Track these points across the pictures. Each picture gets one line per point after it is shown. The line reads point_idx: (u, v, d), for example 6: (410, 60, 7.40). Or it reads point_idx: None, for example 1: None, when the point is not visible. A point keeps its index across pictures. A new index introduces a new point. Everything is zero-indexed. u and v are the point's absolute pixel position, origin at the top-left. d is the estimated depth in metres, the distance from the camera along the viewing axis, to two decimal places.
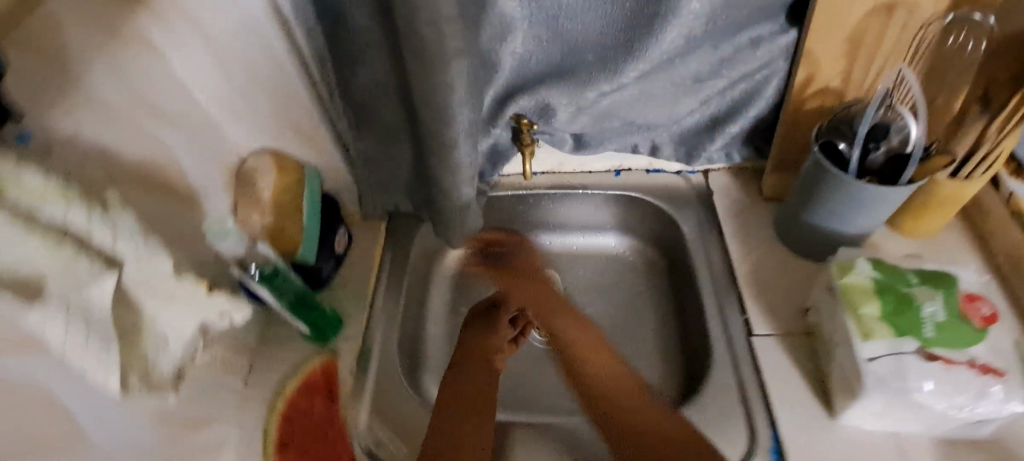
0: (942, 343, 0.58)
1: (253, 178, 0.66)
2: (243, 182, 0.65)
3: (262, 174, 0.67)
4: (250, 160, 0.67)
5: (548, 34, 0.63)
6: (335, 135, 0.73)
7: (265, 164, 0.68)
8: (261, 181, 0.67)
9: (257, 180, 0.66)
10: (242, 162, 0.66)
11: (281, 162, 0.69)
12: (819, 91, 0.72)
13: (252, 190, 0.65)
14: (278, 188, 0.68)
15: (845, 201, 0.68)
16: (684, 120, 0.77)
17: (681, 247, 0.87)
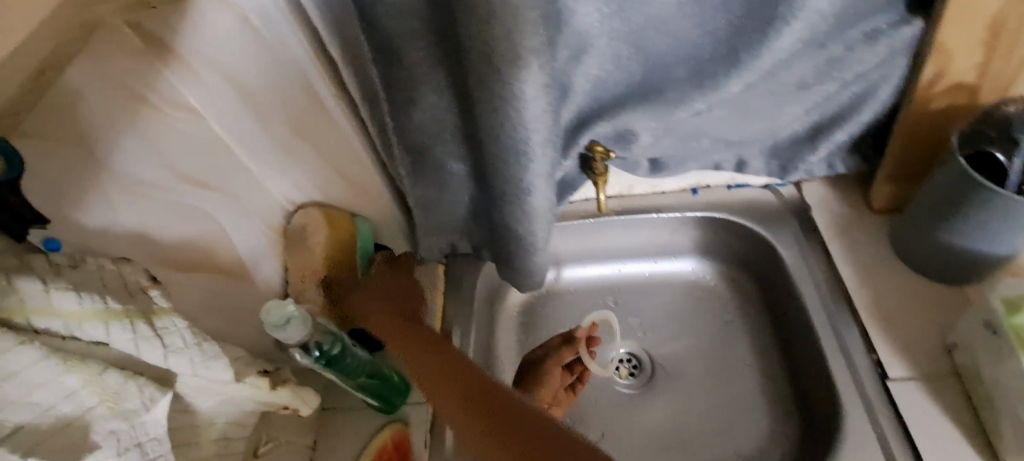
0: None
1: (304, 236, 0.61)
2: (295, 245, 0.61)
3: (312, 232, 0.61)
4: (299, 218, 0.62)
5: (631, 52, 0.55)
6: (386, 176, 0.67)
7: (316, 221, 0.62)
8: (311, 239, 0.61)
9: (307, 240, 0.61)
10: (293, 223, 0.62)
11: (334, 216, 0.64)
12: (948, 88, 0.60)
13: (303, 252, 0.60)
14: (329, 245, 0.62)
15: (996, 219, 0.56)
16: (781, 132, 0.67)
17: (777, 272, 0.76)
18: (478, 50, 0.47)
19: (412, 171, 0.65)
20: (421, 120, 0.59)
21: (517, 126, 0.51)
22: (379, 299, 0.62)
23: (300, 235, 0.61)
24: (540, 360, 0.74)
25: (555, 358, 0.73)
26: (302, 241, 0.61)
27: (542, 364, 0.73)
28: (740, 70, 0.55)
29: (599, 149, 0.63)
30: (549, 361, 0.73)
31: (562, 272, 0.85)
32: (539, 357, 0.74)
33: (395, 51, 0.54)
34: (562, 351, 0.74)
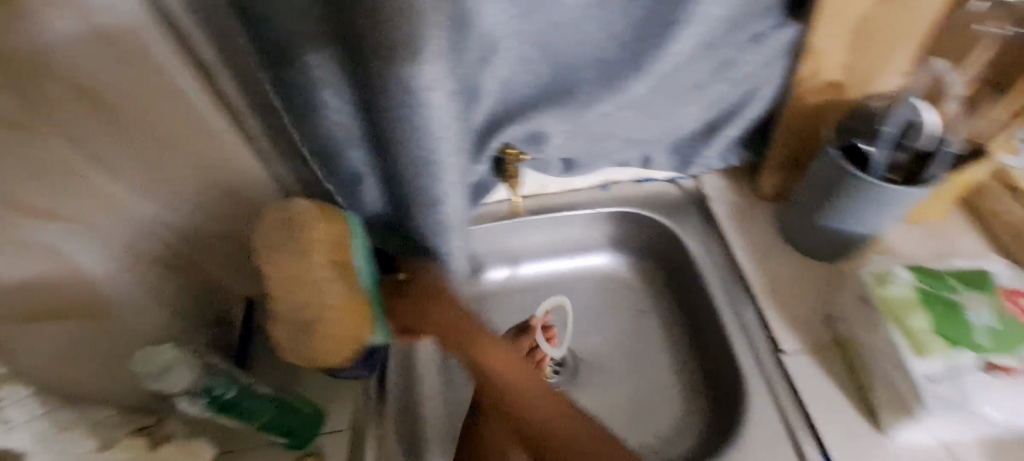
0: (1000, 351, 0.53)
1: (293, 227, 0.50)
2: (282, 248, 0.49)
3: (304, 223, 0.51)
4: (295, 208, 0.52)
5: (538, 54, 0.54)
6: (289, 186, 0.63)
7: (311, 213, 0.52)
8: (302, 235, 0.50)
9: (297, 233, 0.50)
10: (281, 210, 0.52)
11: (327, 210, 0.54)
12: (821, 89, 0.66)
13: (297, 257, 0.49)
14: (325, 242, 0.51)
15: (863, 203, 0.62)
16: (682, 130, 0.70)
17: (682, 259, 0.80)
18: (376, 53, 0.43)
19: (326, 176, 0.60)
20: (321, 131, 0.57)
21: (427, 135, 0.49)
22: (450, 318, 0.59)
23: (290, 233, 0.50)
24: None
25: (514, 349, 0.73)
26: (297, 238, 0.50)
27: None
28: (643, 73, 0.56)
29: (511, 151, 0.62)
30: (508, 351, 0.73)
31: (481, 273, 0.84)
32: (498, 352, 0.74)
33: (289, 46, 0.49)
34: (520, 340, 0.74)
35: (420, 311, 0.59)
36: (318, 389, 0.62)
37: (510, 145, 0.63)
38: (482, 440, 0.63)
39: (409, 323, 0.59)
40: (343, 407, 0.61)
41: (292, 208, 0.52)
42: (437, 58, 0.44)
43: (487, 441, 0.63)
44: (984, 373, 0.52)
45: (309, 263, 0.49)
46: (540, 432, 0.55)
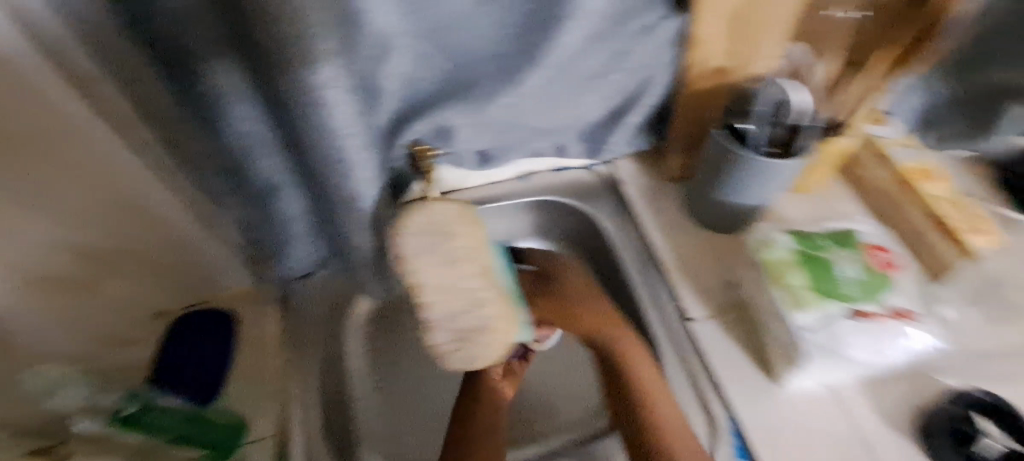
0: (864, 299, 0.60)
1: (437, 234, 0.57)
2: (437, 258, 0.56)
3: (461, 234, 0.58)
4: (438, 215, 0.59)
5: (436, 49, 0.56)
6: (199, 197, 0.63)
7: (453, 219, 0.59)
8: (461, 241, 0.58)
9: (455, 241, 0.57)
10: (429, 221, 0.58)
11: (464, 213, 0.61)
12: (711, 73, 0.71)
13: (451, 263, 0.56)
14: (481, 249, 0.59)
15: (747, 176, 0.68)
16: (588, 118, 0.74)
17: (600, 242, 0.84)
18: (270, 53, 0.43)
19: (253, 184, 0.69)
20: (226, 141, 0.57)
21: (330, 135, 0.50)
22: (602, 321, 0.74)
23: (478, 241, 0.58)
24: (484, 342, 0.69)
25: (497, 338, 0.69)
26: (453, 247, 0.57)
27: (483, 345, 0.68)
28: (536, 64, 0.59)
29: (423, 149, 0.63)
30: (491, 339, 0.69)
31: None
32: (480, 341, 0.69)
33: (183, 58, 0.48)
34: None
35: (561, 310, 0.75)
36: (240, 399, 0.65)
37: (424, 143, 0.64)
38: (478, 420, 0.66)
39: (571, 315, 0.74)
40: (267, 414, 0.64)
41: (439, 214, 0.59)
42: (330, 57, 0.45)
43: (476, 423, 0.66)
44: (850, 320, 0.59)
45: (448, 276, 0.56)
46: (650, 429, 0.63)
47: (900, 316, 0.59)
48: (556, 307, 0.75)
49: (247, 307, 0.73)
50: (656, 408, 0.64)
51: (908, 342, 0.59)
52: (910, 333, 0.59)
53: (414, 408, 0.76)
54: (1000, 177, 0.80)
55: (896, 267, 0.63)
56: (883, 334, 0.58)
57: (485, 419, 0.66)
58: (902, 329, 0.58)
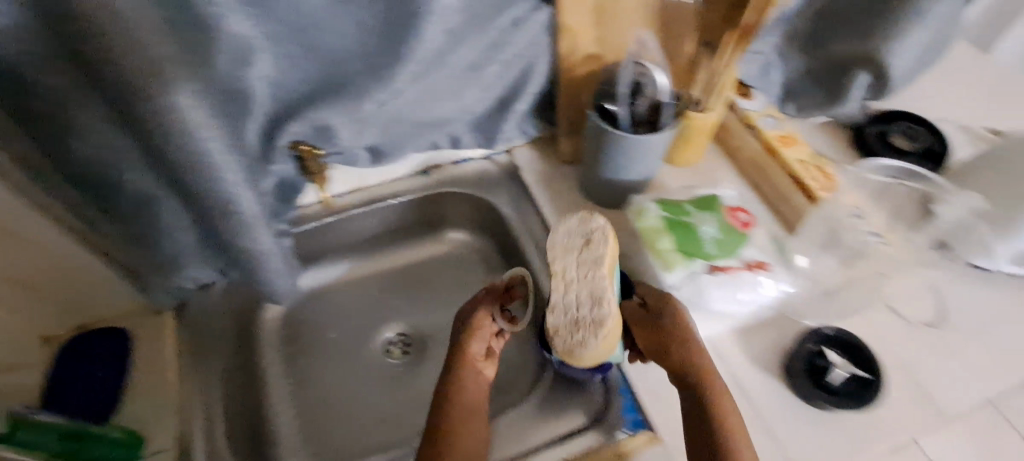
0: (722, 256, 0.68)
1: (588, 241, 0.61)
2: (581, 260, 0.61)
3: (599, 246, 0.60)
4: (592, 224, 0.62)
5: (301, 50, 0.58)
6: (76, 214, 0.63)
7: (604, 230, 0.61)
8: (598, 249, 0.60)
9: (592, 248, 0.60)
10: (578, 228, 0.62)
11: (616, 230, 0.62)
12: (584, 59, 0.75)
13: (586, 264, 0.60)
14: (612, 258, 0.60)
15: (622, 154, 0.73)
16: (475, 109, 0.77)
17: (503, 227, 0.87)
18: (102, 61, 0.44)
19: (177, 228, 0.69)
20: (85, 154, 0.57)
21: (190, 142, 0.49)
22: (690, 342, 0.62)
23: (591, 249, 0.61)
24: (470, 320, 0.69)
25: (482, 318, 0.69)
26: (595, 251, 0.60)
27: (472, 321, 0.69)
28: (406, 60, 0.61)
29: (304, 148, 0.66)
30: (479, 318, 0.69)
31: (314, 267, 0.88)
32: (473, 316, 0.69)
33: (18, 77, 0.49)
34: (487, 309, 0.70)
35: (660, 339, 0.63)
36: (140, 414, 0.67)
37: (303, 141, 0.66)
38: (462, 390, 0.64)
39: (662, 346, 0.62)
40: (166, 428, 0.66)
41: (591, 225, 0.62)
42: (169, 61, 0.45)
43: (464, 398, 0.64)
44: (709, 275, 0.67)
45: (563, 280, 0.61)
46: (721, 437, 0.57)
47: (754, 267, 0.68)
48: (653, 340, 0.63)
49: (140, 322, 0.73)
50: (723, 413, 0.58)
51: (762, 289, 0.68)
52: (763, 280, 0.68)
53: (336, 407, 0.79)
54: (853, 137, 0.90)
55: (751, 224, 0.71)
56: (738, 284, 0.67)
57: (471, 387, 0.65)
58: (756, 279, 0.68)
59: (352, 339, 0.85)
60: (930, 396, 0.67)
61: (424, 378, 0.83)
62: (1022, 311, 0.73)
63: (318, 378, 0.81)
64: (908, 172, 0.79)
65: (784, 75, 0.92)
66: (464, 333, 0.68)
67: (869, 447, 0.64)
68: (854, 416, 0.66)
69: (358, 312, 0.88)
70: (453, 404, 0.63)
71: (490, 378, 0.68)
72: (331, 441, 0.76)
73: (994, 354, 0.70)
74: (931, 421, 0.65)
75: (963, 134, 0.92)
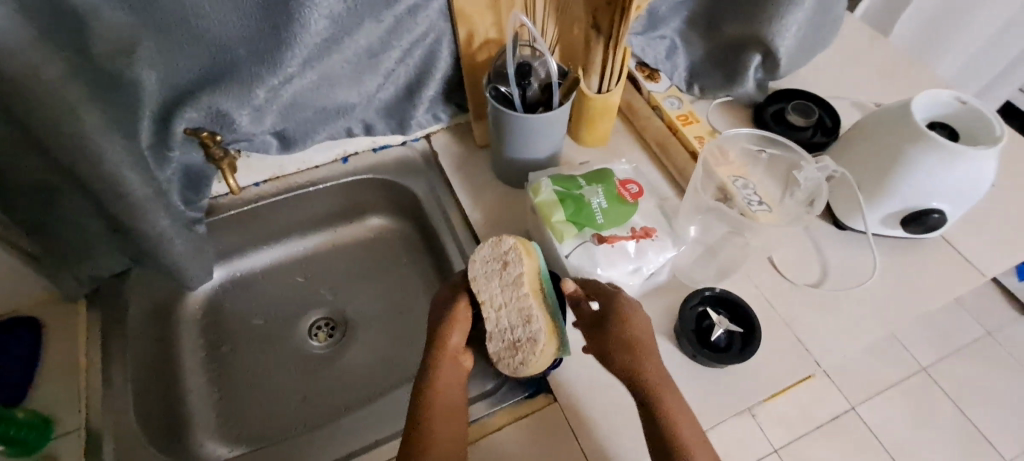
0: (610, 225, 0.70)
1: (505, 264, 0.63)
2: (502, 283, 0.62)
3: (515, 266, 0.62)
4: (504, 247, 0.63)
5: (185, 38, 0.60)
6: None
7: (517, 249, 0.63)
8: (515, 270, 0.62)
9: (509, 269, 0.62)
10: (492, 254, 0.64)
11: (527, 244, 0.64)
12: (483, 44, 0.79)
13: (508, 287, 0.62)
14: (531, 273, 0.62)
15: (520, 135, 0.76)
16: (379, 95, 0.81)
17: (421, 211, 0.90)
18: None
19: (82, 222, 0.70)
20: None
21: (64, 122, 0.54)
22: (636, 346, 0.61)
23: (511, 269, 0.62)
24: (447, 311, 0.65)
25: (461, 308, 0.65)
26: (513, 271, 0.62)
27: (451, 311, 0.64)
28: (292, 46, 0.64)
29: (205, 135, 0.69)
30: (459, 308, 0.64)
31: (231, 258, 0.90)
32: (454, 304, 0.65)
33: None
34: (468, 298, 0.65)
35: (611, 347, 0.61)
36: (50, 399, 0.68)
37: (202, 129, 0.69)
38: (438, 387, 0.62)
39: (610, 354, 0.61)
40: (76, 412, 0.67)
41: (503, 247, 0.63)
42: None
43: (441, 395, 0.62)
44: (598, 245, 0.68)
45: (493, 305, 0.62)
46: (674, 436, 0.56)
47: (643, 236, 0.70)
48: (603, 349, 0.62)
49: (53, 312, 0.75)
50: (666, 412, 0.57)
51: (653, 258, 0.70)
52: (653, 248, 0.70)
53: (253, 391, 0.81)
54: (754, 115, 0.96)
55: (641, 194, 0.74)
56: (627, 253, 0.69)
57: (446, 384, 0.62)
58: (645, 248, 0.69)
59: (275, 325, 0.87)
60: (806, 349, 0.72)
61: (347, 359, 0.85)
62: (895, 270, 0.79)
63: (240, 362, 0.83)
64: (762, 138, 0.77)
65: (687, 59, 0.98)
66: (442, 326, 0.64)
67: (747, 397, 0.69)
68: (735, 370, 0.70)
69: (283, 297, 0.90)
70: (431, 400, 0.61)
71: (467, 369, 0.66)
72: (251, 420, 0.78)
73: (868, 309, 0.75)
74: (805, 371, 0.71)
75: (855, 109, 0.98)
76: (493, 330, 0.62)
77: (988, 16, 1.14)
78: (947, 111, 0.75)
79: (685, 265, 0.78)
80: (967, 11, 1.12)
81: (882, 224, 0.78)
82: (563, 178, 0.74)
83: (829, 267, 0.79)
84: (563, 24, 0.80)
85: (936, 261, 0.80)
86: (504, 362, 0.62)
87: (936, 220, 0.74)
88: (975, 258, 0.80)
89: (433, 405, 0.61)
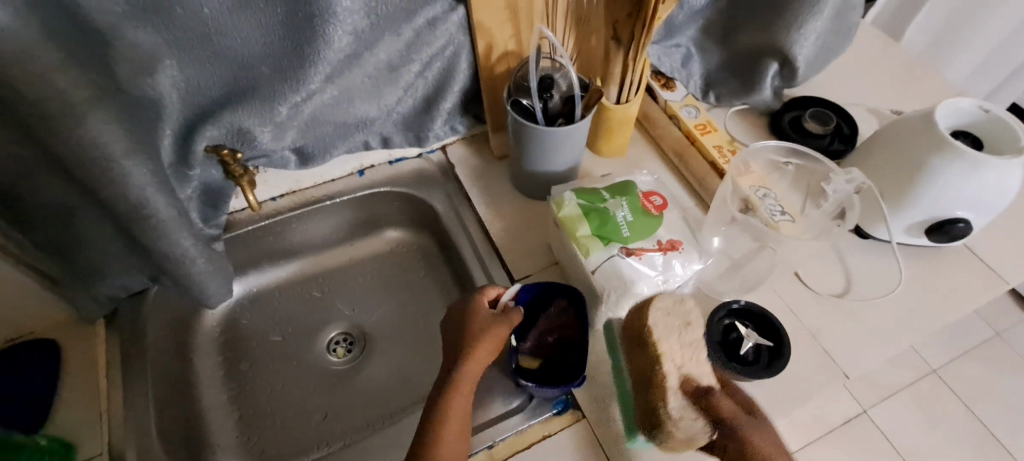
0: (636, 238, 0.69)
1: (686, 324, 0.66)
2: (682, 343, 0.65)
3: (695, 329, 0.66)
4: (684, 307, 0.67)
5: (207, 55, 0.60)
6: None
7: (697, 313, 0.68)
8: (694, 332, 0.66)
9: (693, 329, 0.66)
10: (674, 308, 0.67)
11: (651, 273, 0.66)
12: (501, 55, 0.78)
13: (688, 348, 0.65)
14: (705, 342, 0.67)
15: (541, 147, 0.76)
16: (398, 108, 0.80)
17: (438, 224, 0.89)
18: None
19: (97, 245, 0.68)
20: None
21: (86, 147, 0.52)
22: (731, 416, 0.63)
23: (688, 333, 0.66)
24: (487, 324, 0.62)
25: (506, 324, 0.62)
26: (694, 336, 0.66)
27: (495, 326, 0.62)
28: (314, 63, 0.64)
29: (225, 152, 0.68)
30: (503, 324, 0.62)
31: (247, 272, 0.89)
32: (500, 318, 0.63)
33: None
34: (513, 317, 0.63)
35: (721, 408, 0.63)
36: (70, 423, 0.66)
37: (223, 145, 0.68)
38: (456, 402, 0.57)
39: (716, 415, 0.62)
40: (97, 436, 0.66)
41: (684, 306, 0.67)
42: (57, 67, 0.48)
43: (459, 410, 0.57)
44: (625, 258, 0.68)
45: (677, 364, 0.64)
46: None
47: (670, 248, 0.69)
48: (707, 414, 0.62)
49: (70, 332, 0.73)
50: None
51: (680, 270, 0.69)
52: (680, 261, 0.69)
53: (270, 410, 0.80)
54: (770, 122, 0.95)
55: (666, 206, 0.73)
56: (653, 265, 0.68)
57: (464, 399, 0.58)
58: (672, 260, 0.69)
59: (293, 340, 0.86)
60: (834, 360, 0.72)
61: (366, 374, 0.84)
62: (918, 278, 0.79)
63: (259, 380, 0.82)
64: (788, 150, 0.77)
65: (702, 67, 0.97)
66: (480, 339, 0.61)
67: (777, 410, 0.68)
68: (764, 382, 0.70)
69: (299, 313, 0.89)
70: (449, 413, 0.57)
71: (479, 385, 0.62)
72: (271, 439, 0.77)
73: (893, 318, 0.75)
74: (834, 382, 0.70)
75: (870, 116, 0.98)
76: (676, 385, 0.63)
77: (999, 18, 1.13)
78: (971, 120, 0.75)
79: (706, 276, 0.77)
80: (975, 17, 1.13)
81: (907, 233, 0.78)
82: (581, 193, 0.74)
83: (852, 276, 0.79)
84: (579, 35, 0.80)
85: (960, 269, 0.79)
86: (683, 427, 0.62)
87: (961, 229, 0.73)
88: (997, 266, 0.80)
89: (448, 418, 0.56)
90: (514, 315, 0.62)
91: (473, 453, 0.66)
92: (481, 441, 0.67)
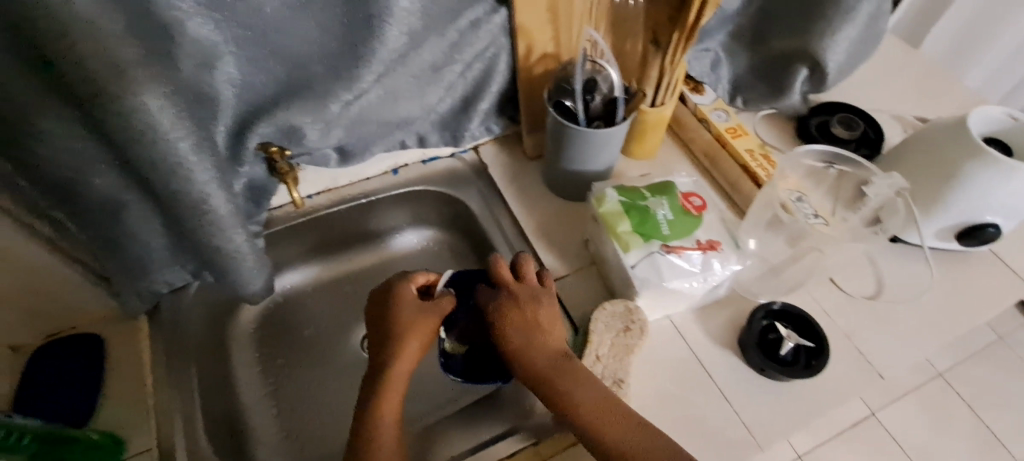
0: (676, 236, 0.70)
1: (627, 328, 0.70)
2: (616, 342, 0.69)
3: (635, 336, 0.69)
4: (635, 316, 0.70)
5: (265, 53, 0.62)
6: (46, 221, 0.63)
7: (643, 326, 0.70)
8: (634, 339, 0.69)
9: (629, 335, 0.69)
10: (620, 314, 0.70)
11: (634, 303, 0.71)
12: (541, 58, 0.79)
13: (617, 346, 0.69)
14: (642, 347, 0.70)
15: (581, 147, 0.76)
16: (438, 108, 0.81)
17: (472, 223, 0.89)
18: (66, 69, 0.47)
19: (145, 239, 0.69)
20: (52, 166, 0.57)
21: (156, 144, 0.52)
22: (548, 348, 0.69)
23: (628, 336, 0.69)
24: (411, 321, 0.65)
25: (439, 309, 0.68)
26: (631, 338, 0.69)
27: (422, 315, 0.66)
28: (367, 61, 0.66)
29: (274, 150, 0.69)
30: (434, 310, 0.67)
31: (282, 272, 0.89)
32: (432, 304, 0.68)
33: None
34: (447, 300, 0.69)
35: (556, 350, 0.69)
36: (117, 416, 0.67)
37: (271, 144, 0.69)
38: (388, 392, 0.62)
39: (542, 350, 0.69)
40: (144, 429, 0.66)
41: (633, 317, 0.70)
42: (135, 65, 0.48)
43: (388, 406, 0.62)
44: (665, 255, 0.69)
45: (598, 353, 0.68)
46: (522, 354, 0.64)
47: (710, 248, 0.70)
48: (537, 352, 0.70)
49: (113, 326, 0.74)
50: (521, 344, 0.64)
51: (720, 271, 0.70)
52: (721, 262, 0.70)
53: (304, 409, 0.80)
54: (797, 127, 0.97)
55: (705, 207, 0.75)
56: (692, 263, 0.69)
57: (393, 396, 0.62)
58: (712, 260, 0.70)
59: (328, 338, 0.86)
60: (869, 361, 0.73)
61: None
62: (946, 281, 0.80)
63: (295, 376, 0.82)
64: (829, 154, 0.79)
65: (731, 71, 0.99)
66: (403, 337, 0.64)
67: (815, 409, 0.69)
68: (803, 382, 0.71)
69: (331, 311, 0.89)
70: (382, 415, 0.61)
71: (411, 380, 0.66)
72: (311, 435, 0.77)
73: (923, 320, 0.77)
74: (870, 382, 0.72)
75: (896, 122, 1.00)
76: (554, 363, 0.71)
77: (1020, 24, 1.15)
78: (998, 127, 0.76)
79: (742, 277, 0.79)
80: (994, 26, 1.15)
81: (938, 236, 0.80)
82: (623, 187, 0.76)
83: (883, 279, 0.80)
84: (615, 38, 0.81)
85: (986, 272, 0.81)
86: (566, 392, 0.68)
87: (992, 234, 0.75)
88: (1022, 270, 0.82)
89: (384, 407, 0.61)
90: (448, 300, 0.68)
91: (517, 451, 0.68)
92: (529, 437, 0.68)
